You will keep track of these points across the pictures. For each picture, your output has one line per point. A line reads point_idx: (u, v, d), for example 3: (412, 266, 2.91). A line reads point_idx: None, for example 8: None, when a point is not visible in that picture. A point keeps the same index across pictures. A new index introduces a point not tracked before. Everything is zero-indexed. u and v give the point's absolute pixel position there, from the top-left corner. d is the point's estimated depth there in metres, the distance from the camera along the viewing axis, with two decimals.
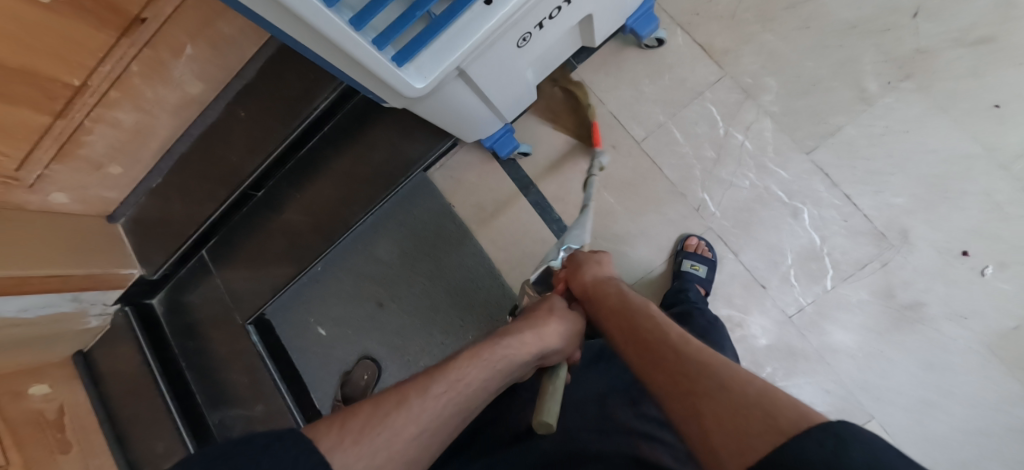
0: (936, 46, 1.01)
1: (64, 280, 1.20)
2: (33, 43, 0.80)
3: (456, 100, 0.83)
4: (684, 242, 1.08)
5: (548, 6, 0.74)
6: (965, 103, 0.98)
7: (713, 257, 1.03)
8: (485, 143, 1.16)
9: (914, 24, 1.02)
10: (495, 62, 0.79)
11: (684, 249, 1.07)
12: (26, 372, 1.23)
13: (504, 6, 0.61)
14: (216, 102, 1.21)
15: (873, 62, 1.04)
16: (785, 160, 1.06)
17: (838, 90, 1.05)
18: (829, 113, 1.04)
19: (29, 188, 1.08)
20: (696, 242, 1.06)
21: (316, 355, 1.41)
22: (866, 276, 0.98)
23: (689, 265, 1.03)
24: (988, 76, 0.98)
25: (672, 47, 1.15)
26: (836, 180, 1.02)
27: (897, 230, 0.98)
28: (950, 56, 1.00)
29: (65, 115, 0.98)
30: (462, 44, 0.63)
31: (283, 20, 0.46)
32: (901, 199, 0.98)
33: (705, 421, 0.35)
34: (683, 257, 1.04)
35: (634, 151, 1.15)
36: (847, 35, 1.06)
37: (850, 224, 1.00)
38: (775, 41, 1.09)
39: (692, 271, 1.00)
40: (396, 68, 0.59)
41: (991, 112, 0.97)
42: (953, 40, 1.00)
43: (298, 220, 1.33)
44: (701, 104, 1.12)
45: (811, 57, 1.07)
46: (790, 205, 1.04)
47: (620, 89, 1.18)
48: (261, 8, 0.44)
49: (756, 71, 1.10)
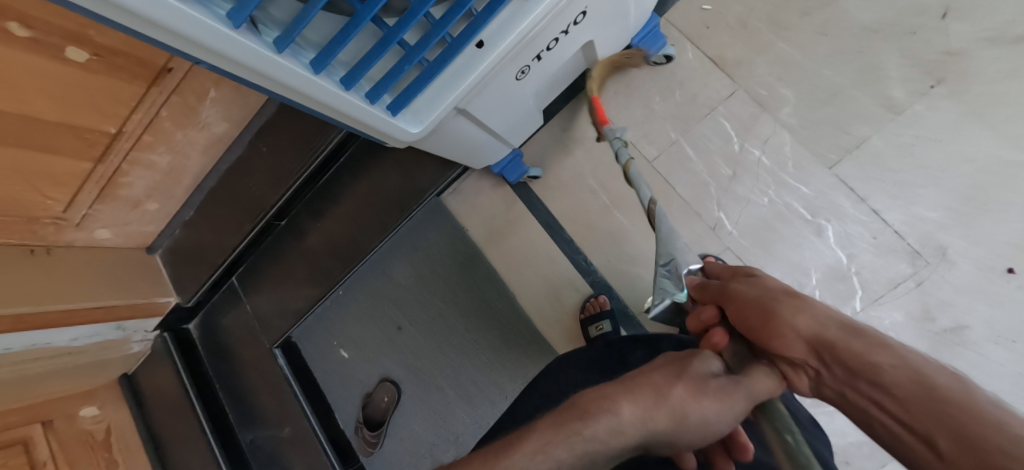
0: (970, 48, 0.94)
1: (108, 311, 1.28)
2: (70, 99, 0.87)
3: (459, 135, 0.84)
4: None
5: (545, 39, 0.74)
6: (1005, 108, 0.91)
7: None
8: (494, 169, 1.19)
9: (944, 25, 0.96)
10: (495, 96, 0.79)
11: None
12: (78, 395, 1.36)
13: (495, 49, 0.62)
14: (240, 139, 1.28)
15: (897, 68, 0.98)
16: (806, 175, 1.01)
17: (862, 99, 0.99)
18: (851, 124, 0.99)
19: (76, 226, 1.17)
20: (713, 262, 1.02)
21: (339, 376, 1.45)
22: (899, 297, 0.92)
23: None
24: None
25: (681, 62, 1.12)
26: (863, 196, 0.97)
27: (933, 247, 0.91)
28: (985, 58, 0.93)
29: (103, 161, 1.06)
30: (456, 88, 0.64)
31: (281, 90, 0.48)
32: (935, 213, 0.92)
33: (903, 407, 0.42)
34: None
35: (646, 171, 1.13)
36: (869, 40, 1.00)
37: (879, 241, 0.95)
38: (790, 51, 1.05)
39: None
40: (391, 116, 0.61)
41: None
42: (988, 41, 0.93)
43: (319, 247, 1.38)
44: (714, 119, 1.09)
45: (830, 66, 1.02)
46: (813, 222, 0.99)
47: (629, 107, 1.16)
48: (260, 83, 0.45)
49: (771, 83, 1.05)
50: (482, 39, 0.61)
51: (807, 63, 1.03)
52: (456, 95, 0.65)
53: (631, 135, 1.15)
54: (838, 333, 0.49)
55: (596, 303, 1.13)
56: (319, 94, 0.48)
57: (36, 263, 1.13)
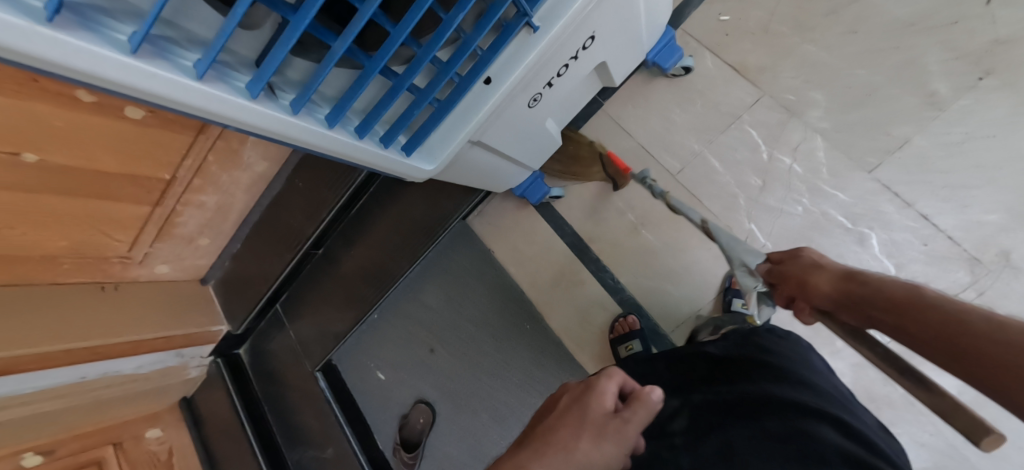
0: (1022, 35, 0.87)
1: (167, 340, 1.39)
2: (131, 152, 0.97)
3: (477, 164, 0.87)
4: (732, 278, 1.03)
5: (555, 66, 0.74)
6: None
7: None
8: (515, 191, 1.20)
9: (990, 12, 0.89)
10: (509, 125, 0.81)
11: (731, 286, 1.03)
12: (143, 418, 1.50)
13: (503, 84, 0.63)
14: (279, 175, 1.37)
15: (938, 61, 0.91)
16: (842, 180, 0.96)
17: (900, 98, 0.93)
18: (890, 124, 0.93)
19: (139, 263, 1.29)
20: None
21: (377, 398, 1.49)
22: None
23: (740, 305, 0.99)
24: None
25: (700, 72, 1.10)
26: (909, 200, 0.90)
27: (994, 252, 0.84)
28: None
29: (160, 204, 1.16)
30: (468, 124, 0.66)
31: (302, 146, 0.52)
32: (994, 215, 0.85)
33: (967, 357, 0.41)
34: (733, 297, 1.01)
35: (670, 185, 1.11)
36: (904, 35, 0.94)
37: (931, 247, 0.88)
38: (817, 52, 1.00)
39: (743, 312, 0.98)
40: (406, 157, 0.64)
41: None
42: None
43: (354, 273, 1.44)
44: (740, 128, 1.05)
45: (862, 65, 0.97)
46: (854, 230, 0.93)
47: (649, 121, 1.14)
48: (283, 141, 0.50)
49: (798, 87, 1.01)
50: (489, 76, 0.63)
51: (837, 64, 0.99)
52: (469, 132, 0.67)
53: (653, 149, 1.13)
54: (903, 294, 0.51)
55: (626, 321, 1.11)
56: (334, 147, 0.51)
57: (105, 299, 1.25)
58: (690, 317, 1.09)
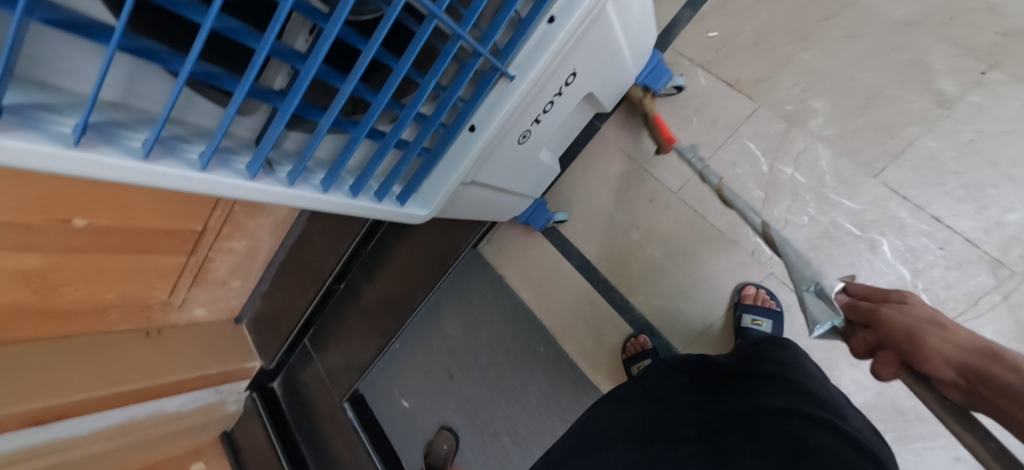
0: None
1: (206, 377, 1.49)
2: (166, 209, 1.06)
3: (475, 201, 0.91)
4: (741, 292, 1.02)
5: (540, 104, 0.78)
6: None
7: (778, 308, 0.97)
8: (520, 218, 1.24)
9: None
10: (503, 162, 0.85)
11: (741, 301, 1.01)
12: (189, 453, 1.59)
13: (486, 130, 0.67)
14: (300, 217, 1.45)
15: (943, 58, 0.86)
16: (849, 187, 0.93)
17: (908, 100, 0.88)
18: (897, 126, 0.89)
19: (179, 307, 1.38)
20: (754, 291, 1.01)
21: (403, 425, 1.53)
22: (984, 312, 0.83)
23: (751, 320, 0.96)
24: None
25: (694, 90, 1.09)
26: (923, 203, 0.87)
27: (1018, 253, 0.81)
28: None
29: (195, 252, 1.25)
30: (456, 170, 0.70)
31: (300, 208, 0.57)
32: (1015, 214, 0.81)
33: None
34: (743, 311, 0.98)
35: (672, 202, 1.12)
36: (904, 34, 0.88)
37: (948, 251, 0.85)
38: (815, 58, 0.96)
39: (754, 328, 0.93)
40: (400, 206, 0.68)
41: None
42: None
43: (374, 306, 1.50)
44: (738, 142, 1.04)
45: (863, 68, 0.92)
46: (865, 238, 0.91)
47: (646, 141, 1.16)
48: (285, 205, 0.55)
49: (797, 95, 0.98)
50: (473, 123, 0.68)
51: (842, 69, 0.94)
52: (459, 178, 0.70)
53: (652, 168, 1.14)
54: (979, 358, 0.44)
55: (638, 341, 1.11)
56: (330, 208, 0.56)
57: (152, 343, 1.35)
58: (702, 333, 1.08)
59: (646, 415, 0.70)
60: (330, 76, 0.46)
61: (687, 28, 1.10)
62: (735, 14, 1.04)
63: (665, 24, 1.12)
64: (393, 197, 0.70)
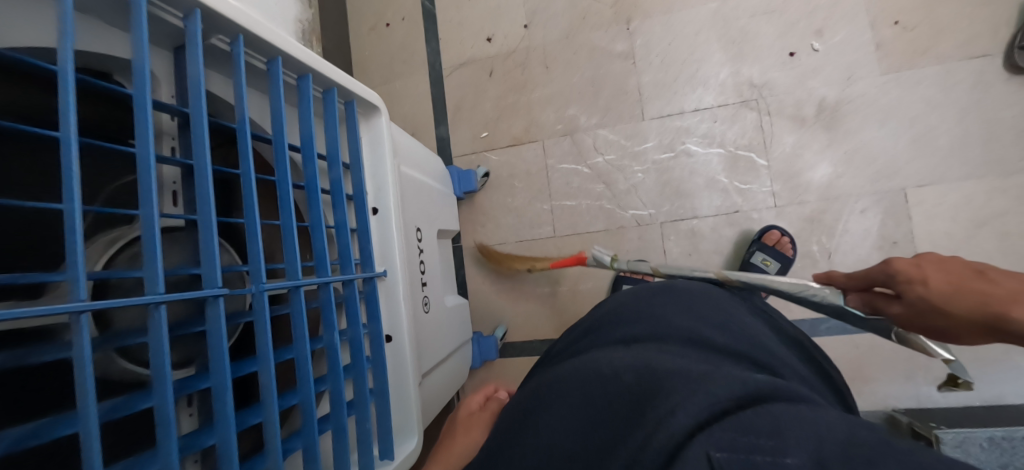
0: None
1: None
2: None
3: (434, 386, 0.84)
4: (766, 234, 1.06)
5: (415, 269, 0.79)
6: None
7: (791, 256, 1.03)
8: (474, 364, 1.15)
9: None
10: (430, 333, 0.82)
11: (764, 241, 1.06)
12: None
13: (402, 328, 0.64)
14: None
15: (601, 39, 1.21)
16: (639, 136, 1.17)
17: (608, 69, 1.20)
18: (623, 86, 1.19)
19: None
20: (777, 236, 1.06)
21: None
22: (771, 128, 1.11)
23: (762, 259, 1.02)
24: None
25: (496, 166, 1.27)
26: (679, 108, 1.15)
27: (746, 86, 1.12)
28: None
29: None
30: (408, 378, 0.64)
31: None
32: (722, 74, 1.14)
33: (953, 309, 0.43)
34: (759, 249, 1.04)
35: (560, 241, 1.21)
36: (573, 43, 1.22)
37: (718, 118, 1.13)
38: (544, 89, 1.24)
39: (761, 266, 1.01)
40: (391, 460, 0.58)
41: None
42: None
43: None
44: (556, 170, 1.22)
45: (573, 74, 1.22)
46: (678, 151, 1.15)
47: (489, 214, 1.27)
48: None
49: (558, 116, 1.23)
50: (388, 333, 0.64)
51: (562, 82, 1.22)
52: (415, 385, 0.64)
53: (525, 234, 1.24)
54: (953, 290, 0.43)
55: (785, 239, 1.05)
56: None
57: None
58: None
59: (669, 307, 0.54)
60: (246, 422, 0.40)
61: (453, 137, 1.30)
62: (474, 109, 1.29)
63: (437, 147, 1.31)
64: (378, 458, 0.58)
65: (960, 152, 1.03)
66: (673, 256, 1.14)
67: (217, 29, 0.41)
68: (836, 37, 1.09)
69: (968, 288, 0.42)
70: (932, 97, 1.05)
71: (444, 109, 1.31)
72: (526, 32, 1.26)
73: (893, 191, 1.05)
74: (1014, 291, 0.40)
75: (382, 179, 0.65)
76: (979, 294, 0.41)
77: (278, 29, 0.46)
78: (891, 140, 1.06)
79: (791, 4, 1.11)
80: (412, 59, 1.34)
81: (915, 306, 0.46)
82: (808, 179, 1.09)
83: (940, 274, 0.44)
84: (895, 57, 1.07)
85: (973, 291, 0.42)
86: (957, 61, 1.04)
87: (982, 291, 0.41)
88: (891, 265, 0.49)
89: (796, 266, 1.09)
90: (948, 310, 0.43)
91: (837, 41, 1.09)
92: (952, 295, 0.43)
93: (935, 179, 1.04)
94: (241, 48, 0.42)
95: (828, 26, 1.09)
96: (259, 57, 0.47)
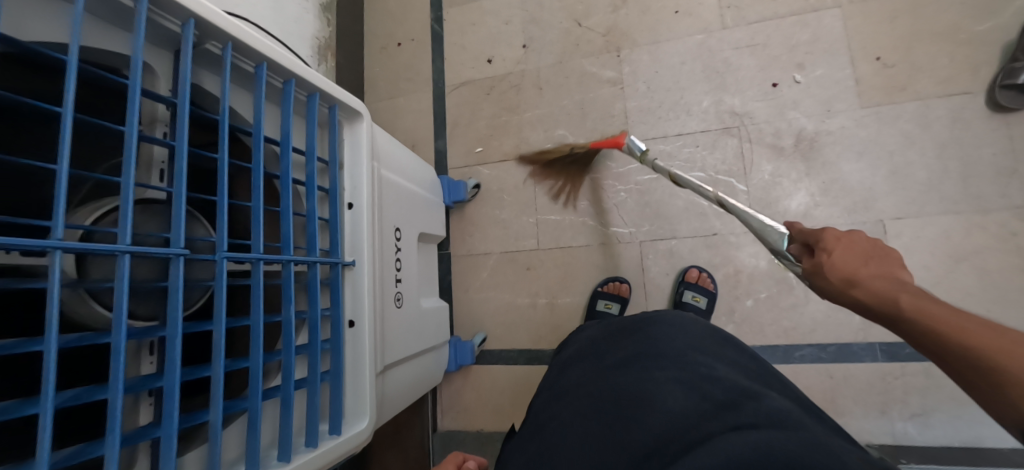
0: (613, 20, 1.28)
1: None
2: None
3: (399, 381, 0.88)
4: (686, 275, 1.13)
5: (389, 265, 0.84)
6: (662, 26, 1.24)
7: (712, 288, 1.09)
8: (449, 368, 1.18)
9: (586, 28, 1.30)
10: (399, 329, 0.87)
11: (686, 281, 1.12)
12: None
13: (364, 316, 0.69)
14: None
15: (592, 64, 1.28)
16: (623, 158, 1.22)
17: (597, 94, 1.26)
18: (610, 109, 1.25)
19: None
20: (696, 273, 1.12)
21: None
22: (750, 155, 1.14)
23: (691, 297, 1.07)
24: (651, 6, 1.26)
25: (487, 179, 1.33)
26: (663, 133, 1.20)
27: (728, 114, 1.17)
28: (623, 17, 1.27)
29: None
30: (364, 364, 0.68)
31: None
32: (706, 102, 1.18)
33: (859, 286, 0.51)
34: (685, 289, 1.09)
35: (543, 254, 1.25)
36: (566, 67, 1.30)
37: (700, 143, 1.18)
38: (536, 110, 1.31)
39: (693, 304, 1.05)
40: (337, 436, 0.62)
41: (678, 16, 1.23)
42: (613, 6, 1.29)
43: None
44: (543, 186, 1.28)
45: (564, 97, 1.29)
46: (660, 174, 1.19)
47: (478, 224, 1.32)
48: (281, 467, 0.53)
49: (548, 136, 1.29)
50: (351, 319, 0.68)
51: (552, 105, 1.29)
52: (370, 372, 0.68)
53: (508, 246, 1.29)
54: (860, 262, 0.53)
55: (705, 277, 1.11)
56: None
57: None
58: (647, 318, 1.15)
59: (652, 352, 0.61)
60: (195, 373, 0.45)
61: (449, 150, 1.37)
62: (469, 127, 1.37)
63: (433, 159, 1.39)
64: (326, 434, 0.62)
65: (938, 187, 1.04)
66: (651, 275, 1.17)
67: (209, 36, 0.49)
68: (817, 71, 1.13)
69: (851, 268, 0.53)
70: (911, 131, 1.07)
71: (443, 123, 1.39)
72: (523, 54, 1.34)
73: (871, 222, 1.06)
74: (872, 277, 0.51)
75: (358, 178, 0.71)
76: (850, 272, 0.53)
77: (266, 40, 0.53)
78: (870, 172, 1.08)
79: (774, 38, 1.16)
80: (416, 77, 1.44)
81: (817, 266, 0.57)
82: (785, 207, 1.11)
83: (842, 251, 0.55)
84: (875, 92, 1.10)
85: (851, 271, 0.53)
86: (937, 99, 1.06)
87: (856, 273, 0.52)
88: (824, 234, 0.58)
89: (772, 291, 1.10)
90: (827, 276, 0.55)
91: (818, 75, 1.13)
92: (838, 267, 0.54)
93: (913, 214, 1.05)
94: (228, 53, 0.49)
95: (809, 61, 1.14)
96: (248, 61, 0.54)
